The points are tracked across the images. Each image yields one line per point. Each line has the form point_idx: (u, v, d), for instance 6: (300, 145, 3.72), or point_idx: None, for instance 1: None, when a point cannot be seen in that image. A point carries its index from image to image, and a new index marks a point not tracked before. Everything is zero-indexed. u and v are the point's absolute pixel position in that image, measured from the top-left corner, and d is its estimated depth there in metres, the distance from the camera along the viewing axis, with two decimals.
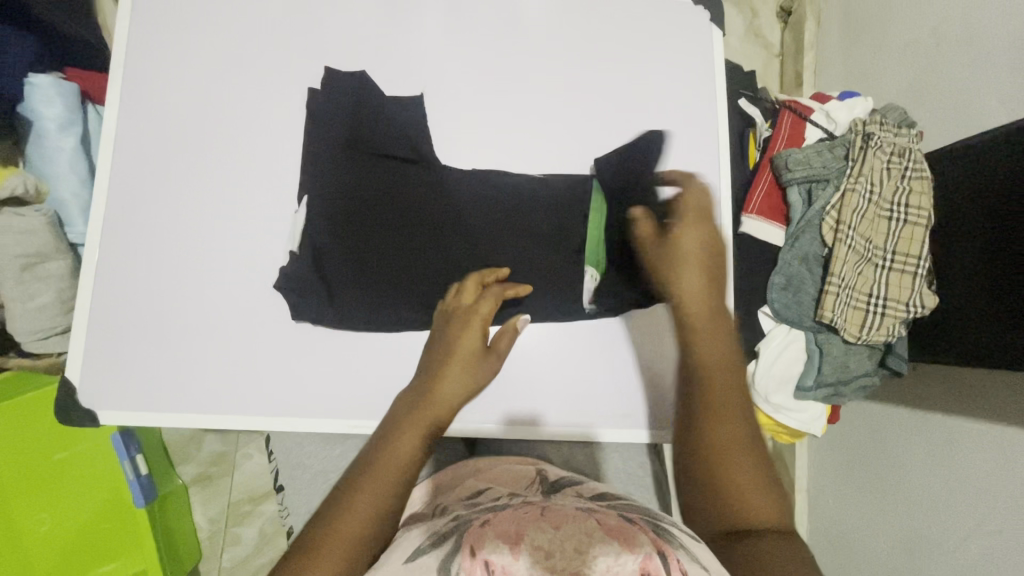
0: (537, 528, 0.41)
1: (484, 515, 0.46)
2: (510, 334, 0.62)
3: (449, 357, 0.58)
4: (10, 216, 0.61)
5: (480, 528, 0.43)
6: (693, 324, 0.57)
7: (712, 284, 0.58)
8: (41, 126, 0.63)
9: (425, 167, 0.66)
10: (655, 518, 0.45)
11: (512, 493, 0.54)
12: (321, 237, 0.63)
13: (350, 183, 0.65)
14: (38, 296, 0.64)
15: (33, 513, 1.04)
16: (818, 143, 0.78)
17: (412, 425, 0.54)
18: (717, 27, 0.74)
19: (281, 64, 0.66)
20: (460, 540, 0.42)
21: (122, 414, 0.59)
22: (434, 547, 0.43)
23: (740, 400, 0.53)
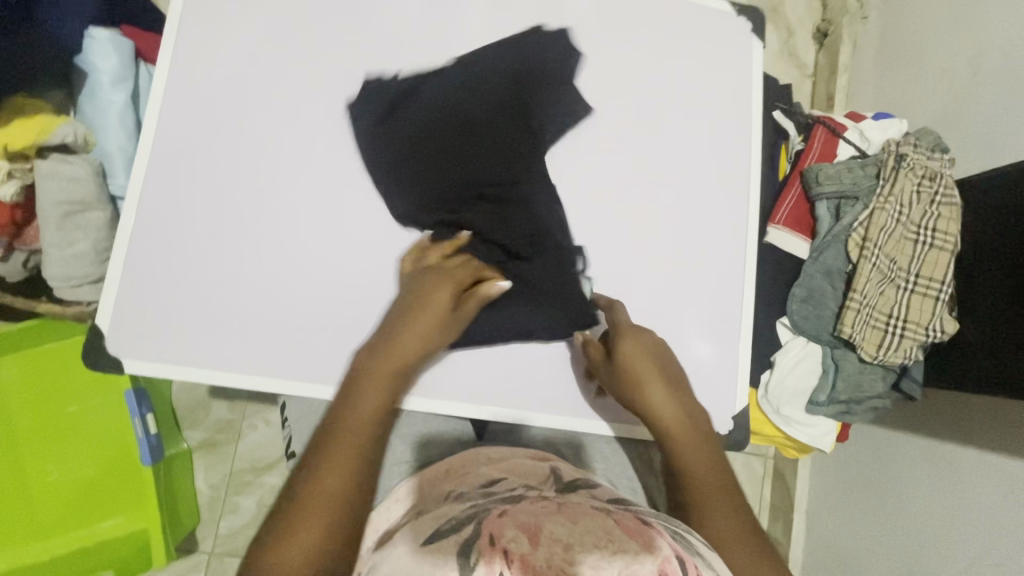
0: (556, 522, 0.39)
1: (502, 506, 0.45)
2: (477, 298, 0.62)
3: (418, 312, 0.59)
4: (56, 161, 0.64)
5: (498, 518, 0.41)
6: (670, 434, 0.61)
7: (658, 367, 0.63)
8: (96, 78, 0.65)
9: (528, 95, 0.68)
10: (672, 525, 0.46)
11: (528, 486, 0.53)
12: (407, 146, 0.65)
13: (451, 98, 0.66)
14: (76, 244, 0.67)
15: (42, 462, 1.06)
16: (850, 160, 0.78)
17: (372, 380, 0.57)
18: (758, 38, 0.76)
19: (329, 37, 0.67)
20: (479, 528, 0.40)
21: (149, 363, 0.61)
22: (454, 531, 0.42)
23: (727, 499, 0.59)
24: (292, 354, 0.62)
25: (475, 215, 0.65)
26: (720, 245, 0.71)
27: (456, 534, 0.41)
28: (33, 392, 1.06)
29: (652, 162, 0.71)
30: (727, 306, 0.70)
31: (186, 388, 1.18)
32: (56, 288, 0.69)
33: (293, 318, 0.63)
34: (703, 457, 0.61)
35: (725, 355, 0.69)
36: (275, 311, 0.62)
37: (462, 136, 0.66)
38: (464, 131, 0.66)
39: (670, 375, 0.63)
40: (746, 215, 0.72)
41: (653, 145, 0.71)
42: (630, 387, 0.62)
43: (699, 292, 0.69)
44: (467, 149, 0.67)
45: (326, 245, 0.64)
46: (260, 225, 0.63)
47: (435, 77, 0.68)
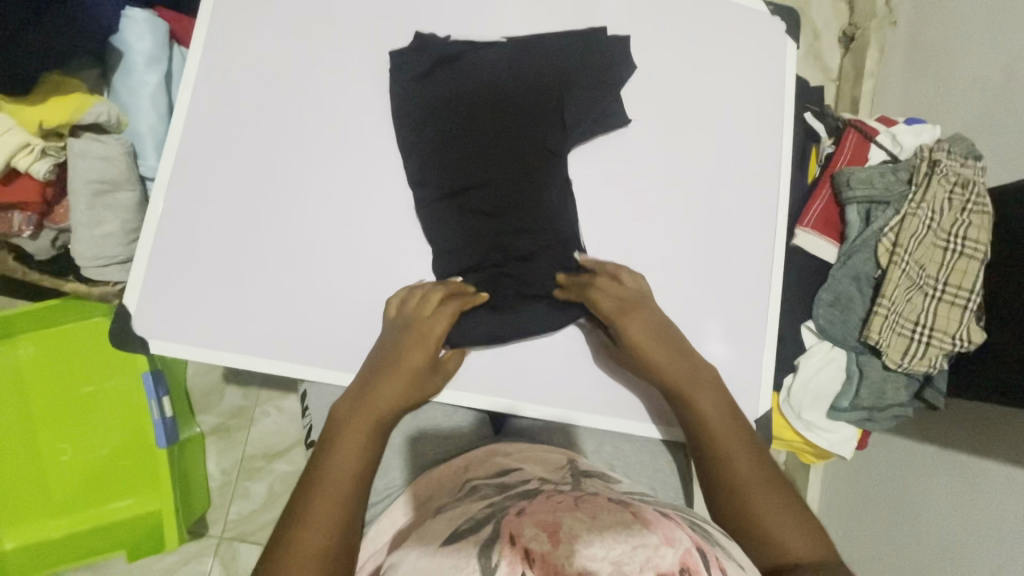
0: (575, 518, 0.39)
1: (520, 503, 0.44)
2: (457, 356, 0.63)
3: (398, 366, 0.59)
4: (89, 140, 0.64)
5: (516, 516, 0.41)
6: (678, 392, 0.61)
7: (658, 336, 0.62)
8: (131, 59, 0.66)
9: (560, 70, 0.67)
10: (690, 516, 0.45)
11: (544, 478, 0.53)
12: (435, 126, 0.65)
13: (479, 78, 0.66)
14: (105, 224, 0.67)
15: (56, 441, 1.07)
16: (881, 164, 0.77)
17: (352, 428, 0.57)
18: (791, 38, 0.75)
19: (361, 25, 0.67)
20: (499, 528, 0.41)
21: (175, 346, 0.61)
22: (473, 531, 0.42)
23: (744, 440, 0.59)
24: (317, 341, 0.62)
25: (501, 215, 0.65)
26: (747, 246, 0.70)
27: (474, 535, 0.42)
28: (51, 372, 1.07)
29: (681, 161, 0.70)
30: (752, 308, 0.69)
31: (201, 373, 1.19)
32: (83, 267, 0.69)
33: (317, 304, 0.63)
34: (717, 408, 0.60)
35: (749, 357, 0.68)
36: (301, 297, 0.62)
37: (488, 134, 0.66)
38: (488, 110, 0.66)
39: (663, 332, 0.62)
40: (775, 218, 0.71)
41: (683, 143, 0.70)
42: (633, 352, 0.61)
43: (724, 293, 0.69)
44: (495, 148, 0.65)
45: (353, 233, 0.64)
46: (287, 211, 0.63)
47: (462, 66, 0.66)
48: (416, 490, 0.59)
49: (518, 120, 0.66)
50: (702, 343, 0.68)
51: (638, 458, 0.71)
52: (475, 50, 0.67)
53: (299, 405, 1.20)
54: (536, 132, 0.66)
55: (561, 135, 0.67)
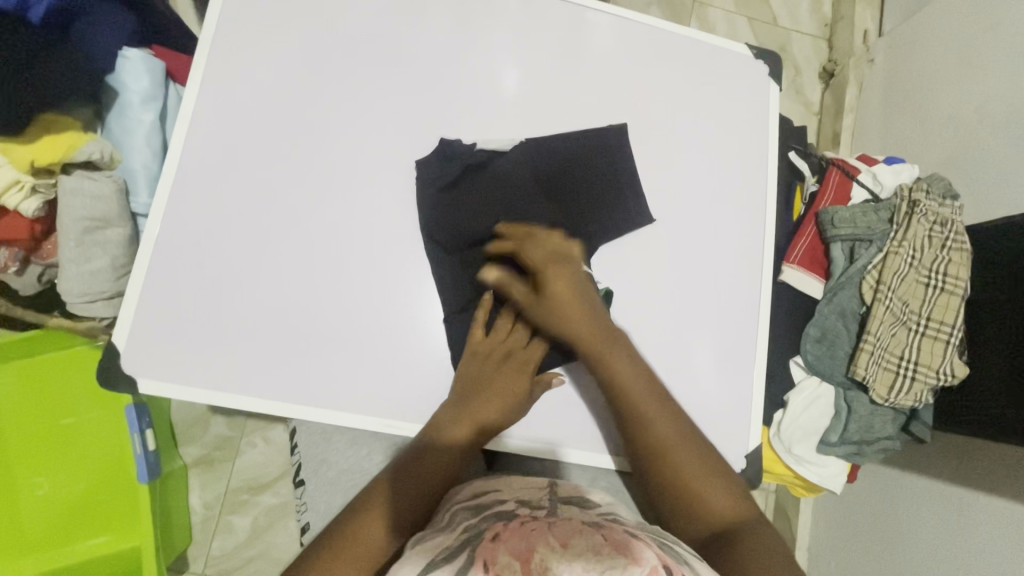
0: (547, 546, 0.39)
1: (496, 528, 0.45)
2: (544, 384, 0.64)
3: (497, 382, 0.62)
4: (82, 177, 0.64)
5: (491, 542, 0.42)
6: (625, 405, 0.62)
7: (609, 347, 0.63)
8: (126, 97, 0.66)
9: (582, 146, 0.70)
10: (661, 538, 0.48)
11: (519, 502, 0.53)
12: (456, 206, 0.66)
13: (512, 168, 0.67)
14: (94, 260, 0.66)
15: (33, 475, 1.04)
16: (864, 203, 0.80)
17: (459, 433, 0.61)
18: (775, 82, 0.78)
19: (359, 67, 0.69)
20: (472, 554, 0.41)
21: (162, 384, 0.60)
22: (447, 558, 0.42)
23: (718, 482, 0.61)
24: (307, 379, 0.62)
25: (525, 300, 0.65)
26: (736, 283, 0.71)
27: (449, 562, 0.42)
28: (30, 402, 1.05)
29: (670, 198, 0.71)
30: (742, 343, 0.70)
31: (186, 403, 1.17)
32: (69, 303, 0.68)
33: (310, 341, 0.62)
34: (669, 421, 0.62)
35: (739, 392, 0.69)
36: (291, 333, 0.62)
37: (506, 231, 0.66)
38: (518, 199, 0.67)
39: (612, 340, 0.63)
40: (763, 254, 0.72)
41: (672, 181, 0.72)
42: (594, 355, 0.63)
43: (713, 328, 0.69)
44: (491, 199, 0.66)
45: (348, 270, 0.64)
46: (281, 248, 0.63)
47: (490, 175, 0.67)
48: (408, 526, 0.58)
49: (547, 223, 0.67)
50: (694, 379, 0.68)
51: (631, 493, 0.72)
52: (502, 158, 0.68)
53: (288, 436, 1.18)
54: (533, 185, 0.67)
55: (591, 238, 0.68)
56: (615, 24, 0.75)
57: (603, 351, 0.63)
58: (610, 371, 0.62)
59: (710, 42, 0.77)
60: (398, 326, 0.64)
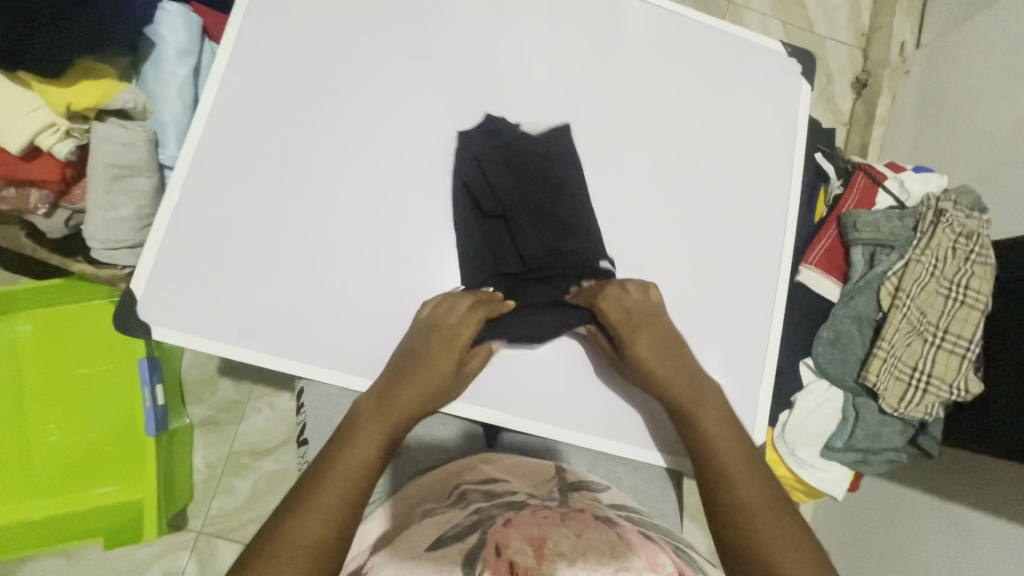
0: (561, 535, 0.42)
1: (507, 513, 0.47)
2: (478, 358, 0.62)
3: (426, 362, 0.60)
4: (116, 126, 0.65)
5: (503, 527, 0.44)
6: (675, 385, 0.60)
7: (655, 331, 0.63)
8: (162, 50, 0.68)
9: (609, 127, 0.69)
10: (675, 544, 0.50)
11: (530, 490, 0.55)
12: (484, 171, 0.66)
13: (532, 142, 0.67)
14: (120, 208, 0.67)
15: (44, 421, 1.07)
16: (888, 209, 0.79)
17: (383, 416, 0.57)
18: (807, 80, 0.77)
19: (390, 38, 0.69)
20: (484, 536, 0.43)
21: (175, 333, 0.61)
22: (459, 538, 0.44)
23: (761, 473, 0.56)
24: (317, 339, 0.62)
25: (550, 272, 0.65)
26: (752, 280, 0.70)
27: (461, 542, 0.43)
28: (48, 351, 1.08)
29: (692, 189, 0.71)
30: (753, 340, 0.69)
31: (197, 363, 1.19)
32: (93, 249, 0.69)
33: (322, 302, 0.63)
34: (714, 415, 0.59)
35: (746, 389, 0.68)
36: (303, 293, 0.63)
37: (530, 206, 0.65)
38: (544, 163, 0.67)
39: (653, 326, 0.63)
40: (781, 252, 0.72)
41: (694, 172, 0.71)
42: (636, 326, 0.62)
43: (724, 323, 0.69)
44: (518, 168, 0.66)
45: (364, 235, 0.65)
46: (299, 208, 0.64)
47: (512, 149, 0.66)
48: (406, 494, 0.61)
49: (569, 201, 0.66)
50: None
51: (629, 482, 0.72)
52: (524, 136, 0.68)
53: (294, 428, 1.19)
54: (559, 167, 0.67)
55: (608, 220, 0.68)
56: (649, 12, 0.75)
57: (636, 325, 0.62)
58: (641, 347, 0.61)
59: (742, 36, 0.76)
60: (410, 294, 0.64)
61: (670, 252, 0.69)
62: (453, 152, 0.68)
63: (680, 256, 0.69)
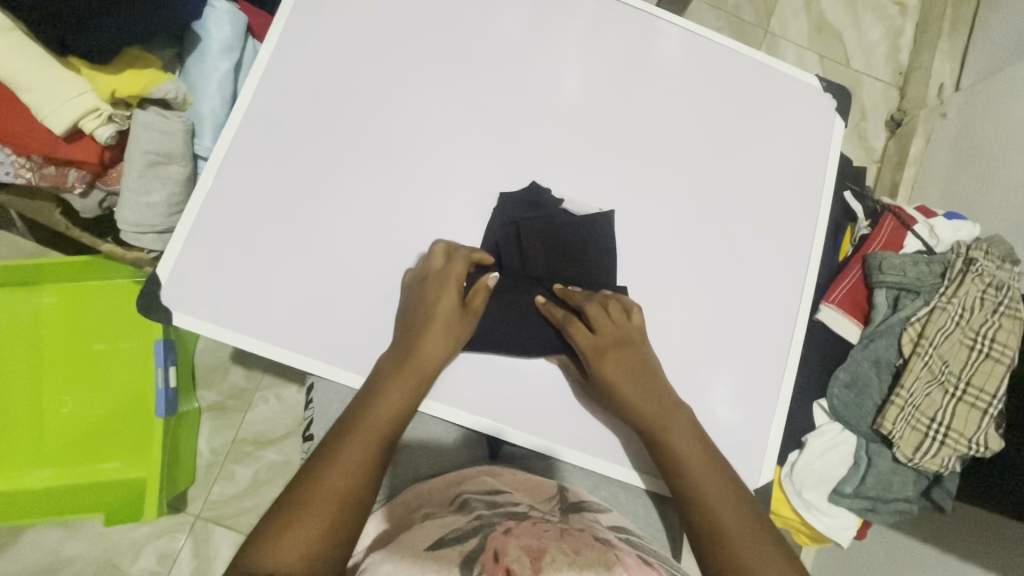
0: (560, 550, 0.42)
1: (507, 522, 0.47)
2: (482, 293, 0.64)
3: (429, 319, 0.61)
4: (154, 115, 0.67)
5: (502, 535, 0.44)
6: (644, 403, 0.60)
7: (623, 350, 0.62)
8: (207, 45, 0.70)
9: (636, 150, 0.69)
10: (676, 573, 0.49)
11: (531, 504, 0.55)
12: (510, 204, 0.67)
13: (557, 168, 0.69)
14: (152, 194, 0.69)
15: (59, 393, 1.09)
16: (915, 254, 0.77)
17: (387, 392, 0.59)
18: (841, 117, 0.76)
19: (427, 47, 0.70)
20: (484, 542, 0.42)
21: (194, 320, 0.62)
22: (459, 542, 0.44)
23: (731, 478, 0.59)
24: (330, 338, 0.63)
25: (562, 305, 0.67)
26: (770, 315, 0.69)
27: (461, 545, 0.43)
28: (69, 324, 1.10)
29: (716, 218, 0.70)
30: (767, 375, 0.68)
31: (211, 349, 1.21)
32: (122, 231, 0.71)
33: (338, 302, 0.64)
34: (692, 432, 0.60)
35: (757, 425, 0.67)
36: (320, 291, 0.64)
37: (551, 238, 0.67)
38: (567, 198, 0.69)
39: (625, 344, 0.62)
40: (803, 288, 0.71)
41: (719, 201, 0.71)
42: (600, 342, 0.61)
43: (738, 355, 0.68)
44: (544, 199, 0.68)
45: (386, 239, 0.65)
46: (325, 207, 0.65)
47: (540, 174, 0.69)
48: (405, 499, 0.61)
49: (592, 233, 0.68)
50: (710, 402, 0.66)
51: (629, 508, 0.71)
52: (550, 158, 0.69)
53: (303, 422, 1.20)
54: (582, 201, 0.69)
55: (629, 244, 0.68)
56: (685, 39, 0.75)
57: (605, 346, 0.61)
58: (605, 367, 0.61)
59: (779, 69, 0.76)
60: None
61: (689, 281, 0.68)
62: (479, 163, 0.68)
63: (699, 285, 0.68)
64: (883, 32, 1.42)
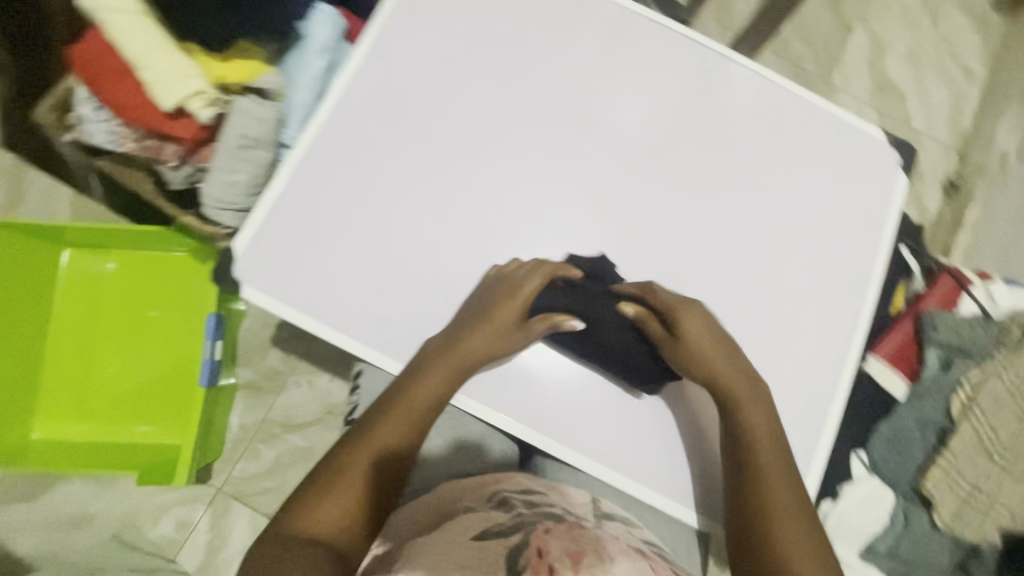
0: (596, 559, 0.46)
1: (546, 523, 0.51)
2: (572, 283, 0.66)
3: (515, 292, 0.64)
4: (252, 102, 0.72)
5: (543, 534, 0.48)
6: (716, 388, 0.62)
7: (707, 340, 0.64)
8: (307, 43, 0.75)
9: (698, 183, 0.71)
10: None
11: (567, 507, 0.56)
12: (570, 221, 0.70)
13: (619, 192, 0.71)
14: (236, 173, 0.74)
15: (109, 354, 1.14)
16: (970, 316, 0.77)
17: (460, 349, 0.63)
18: (904, 172, 0.77)
19: (506, 65, 0.74)
20: (527, 539, 0.47)
21: (262, 295, 0.65)
22: (506, 535, 0.48)
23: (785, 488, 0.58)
24: (385, 327, 0.66)
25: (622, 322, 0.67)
26: (817, 359, 0.69)
27: (506, 538, 0.47)
28: (128, 289, 1.17)
29: (771, 257, 0.71)
30: (809, 419, 0.68)
31: (254, 329, 1.25)
32: (204, 206, 0.76)
33: (397, 294, 0.67)
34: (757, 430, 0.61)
35: (794, 467, 0.66)
36: (380, 282, 0.67)
37: (606, 257, 0.69)
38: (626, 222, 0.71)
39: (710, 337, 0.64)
40: (853, 336, 0.70)
41: (774, 241, 0.72)
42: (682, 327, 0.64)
43: (781, 395, 0.68)
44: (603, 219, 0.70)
45: (448, 241, 0.68)
46: (395, 204, 0.69)
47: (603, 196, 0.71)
48: (438, 492, 0.62)
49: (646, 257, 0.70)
50: None
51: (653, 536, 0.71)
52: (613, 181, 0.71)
53: (347, 403, 1.23)
54: (640, 226, 0.71)
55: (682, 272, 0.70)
56: (756, 82, 0.77)
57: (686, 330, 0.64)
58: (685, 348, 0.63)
59: (846, 119, 0.77)
60: None
61: (738, 315, 0.69)
62: (544, 178, 0.71)
63: (748, 321, 0.69)
64: (947, 94, 1.42)
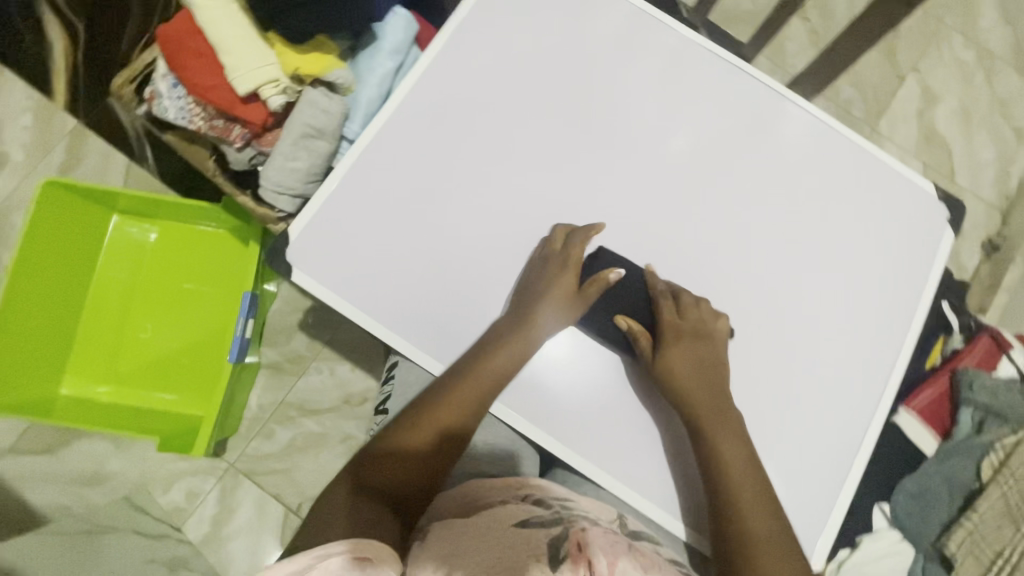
0: (629, 562, 0.53)
1: (583, 522, 0.58)
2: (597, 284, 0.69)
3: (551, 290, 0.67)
4: (321, 94, 0.76)
5: (581, 532, 0.55)
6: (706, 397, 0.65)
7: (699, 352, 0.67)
8: (380, 45, 0.79)
9: None
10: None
11: (597, 513, 0.62)
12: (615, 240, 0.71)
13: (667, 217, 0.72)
14: (296, 160, 0.76)
15: (143, 319, 1.18)
16: (1008, 379, 0.77)
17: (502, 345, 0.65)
18: (954, 227, 0.77)
19: (568, 83, 0.76)
20: (568, 532, 0.55)
21: (311, 279, 0.68)
22: (547, 527, 0.55)
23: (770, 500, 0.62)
24: (424, 325, 0.67)
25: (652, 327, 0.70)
26: (847, 404, 0.69)
27: (546, 530, 0.55)
28: (169, 259, 1.20)
29: (810, 297, 0.71)
30: (833, 462, 0.67)
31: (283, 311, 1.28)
32: (262, 188, 0.78)
33: (439, 293, 0.68)
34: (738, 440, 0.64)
35: (814, 510, 0.66)
36: (424, 280, 0.68)
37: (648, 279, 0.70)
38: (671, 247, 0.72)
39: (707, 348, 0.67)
40: (886, 385, 0.70)
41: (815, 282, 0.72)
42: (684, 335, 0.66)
43: (808, 436, 0.68)
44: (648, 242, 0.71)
45: (494, 247, 0.70)
46: (446, 207, 0.71)
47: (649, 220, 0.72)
48: (463, 491, 0.63)
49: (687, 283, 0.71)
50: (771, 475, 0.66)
51: None
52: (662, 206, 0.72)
53: (365, 395, 1.25)
54: (683, 252, 0.72)
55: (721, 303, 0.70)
56: (812, 123, 0.77)
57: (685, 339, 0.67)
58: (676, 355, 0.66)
59: (900, 169, 0.77)
60: None
61: (772, 351, 0.69)
62: (593, 196, 0.73)
63: (782, 358, 0.69)
64: (996, 154, 1.40)
